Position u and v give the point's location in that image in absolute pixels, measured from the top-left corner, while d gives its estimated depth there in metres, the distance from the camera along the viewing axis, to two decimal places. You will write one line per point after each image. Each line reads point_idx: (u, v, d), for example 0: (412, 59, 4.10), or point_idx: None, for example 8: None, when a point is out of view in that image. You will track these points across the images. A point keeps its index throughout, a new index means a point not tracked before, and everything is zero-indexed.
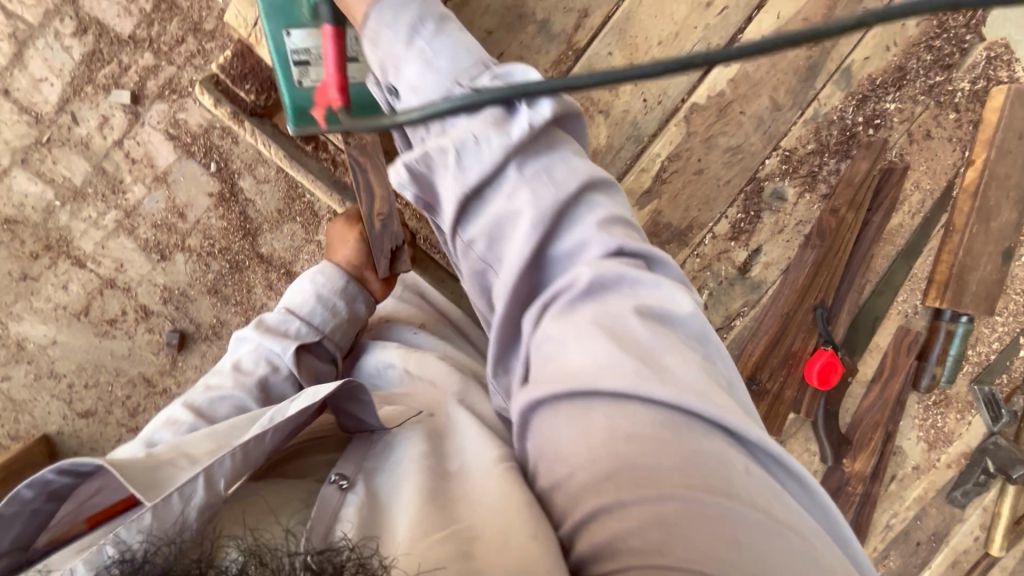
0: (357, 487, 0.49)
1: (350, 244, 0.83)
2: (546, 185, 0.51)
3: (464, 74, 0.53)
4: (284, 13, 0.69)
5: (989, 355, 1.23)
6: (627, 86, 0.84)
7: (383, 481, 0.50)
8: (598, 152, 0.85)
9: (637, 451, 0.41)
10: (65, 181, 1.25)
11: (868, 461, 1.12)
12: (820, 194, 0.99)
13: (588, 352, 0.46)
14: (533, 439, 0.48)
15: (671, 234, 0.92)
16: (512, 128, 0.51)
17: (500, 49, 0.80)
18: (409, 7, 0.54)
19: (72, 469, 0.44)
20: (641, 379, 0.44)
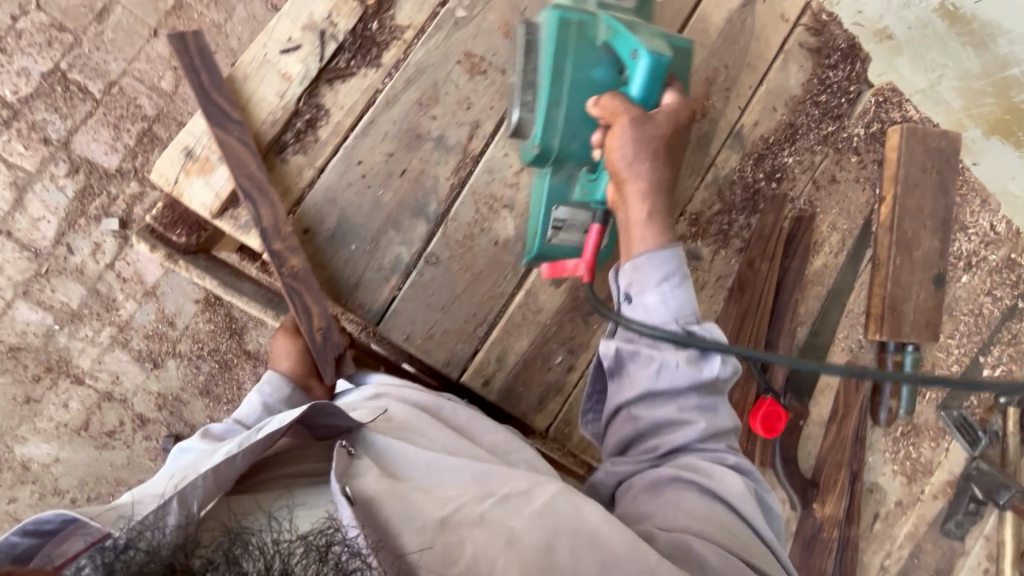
0: (362, 457, 0.63)
1: (293, 354, 0.84)
2: (713, 415, 0.72)
3: (684, 317, 0.74)
4: (557, 194, 0.84)
5: (950, 379, 1.22)
6: (526, 179, 0.92)
7: (389, 456, 0.65)
8: (509, 242, 0.92)
9: (733, 523, 0.65)
10: (61, 305, 1.31)
11: (839, 503, 1.10)
12: (735, 248, 1.05)
13: (729, 478, 0.67)
14: (660, 496, 0.67)
15: (592, 306, 0.96)
16: (703, 367, 0.72)
17: (402, 167, 0.86)
18: (666, 260, 0.74)
19: (39, 528, 0.52)
20: (737, 494, 0.66)
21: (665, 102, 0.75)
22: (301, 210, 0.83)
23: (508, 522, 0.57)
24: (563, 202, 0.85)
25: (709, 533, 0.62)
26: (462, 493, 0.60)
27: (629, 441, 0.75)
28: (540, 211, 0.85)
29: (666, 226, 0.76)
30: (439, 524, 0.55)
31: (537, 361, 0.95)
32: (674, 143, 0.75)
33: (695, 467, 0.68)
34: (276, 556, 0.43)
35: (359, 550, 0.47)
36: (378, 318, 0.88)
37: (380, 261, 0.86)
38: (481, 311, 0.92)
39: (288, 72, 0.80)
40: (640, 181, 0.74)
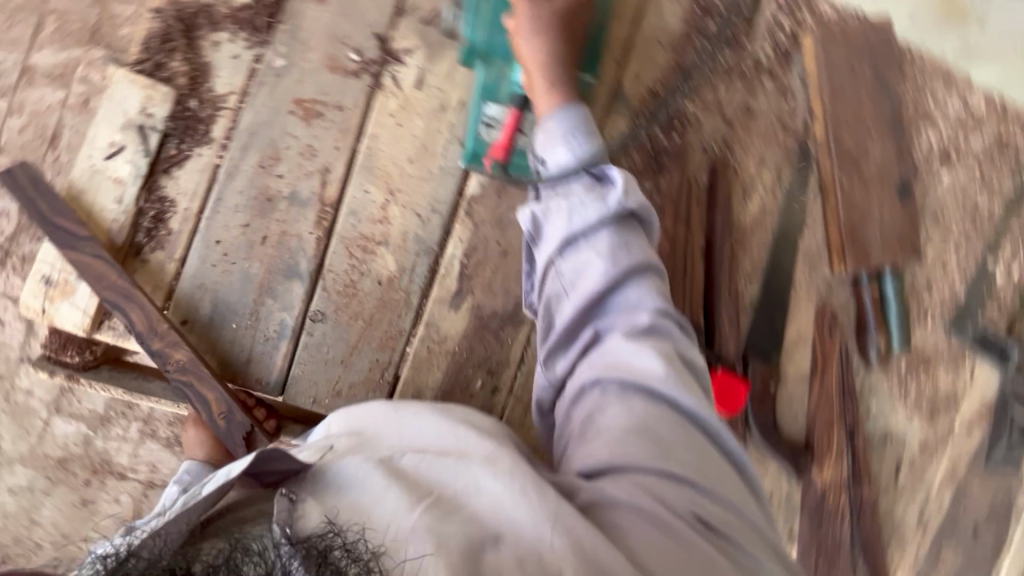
0: (307, 501, 0.47)
1: (202, 445, 0.82)
2: (628, 260, 0.67)
3: (592, 162, 0.73)
4: (487, 90, 0.82)
5: (955, 294, 1.05)
6: (395, 210, 0.88)
7: (334, 480, 0.49)
8: (393, 280, 0.88)
9: (661, 430, 0.59)
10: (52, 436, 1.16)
11: (840, 465, 0.97)
12: None
13: (649, 362, 0.62)
14: (582, 407, 0.64)
15: (499, 320, 0.91)
16: (608, 198, 0.69)
17: (262, 235, 0.84)
18: (567, 113, 0.75)
19: None
20: (664, 384, 0.61)
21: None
22: (175, 302, 0.83)
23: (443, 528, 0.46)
24: (493, 100, 0.82)
25: (626, 449, 0.57)
26: (394, 503, 0.47)
27: (551, 303, 0.70)
28: (471, 107, 0.83)
29: (565, 92, 0.77)
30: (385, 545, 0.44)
31: (456, 391, 0.91)
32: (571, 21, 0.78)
33: (616, 351, 0.64)
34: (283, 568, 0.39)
35: (360, 554, 0.42)
36: (281, 389, 0.87)
37: (265, 331, 0.85)
38: (384, 355, 0.88)
39: (118, 176, 0.80)
40: (544, 55, 0.76)
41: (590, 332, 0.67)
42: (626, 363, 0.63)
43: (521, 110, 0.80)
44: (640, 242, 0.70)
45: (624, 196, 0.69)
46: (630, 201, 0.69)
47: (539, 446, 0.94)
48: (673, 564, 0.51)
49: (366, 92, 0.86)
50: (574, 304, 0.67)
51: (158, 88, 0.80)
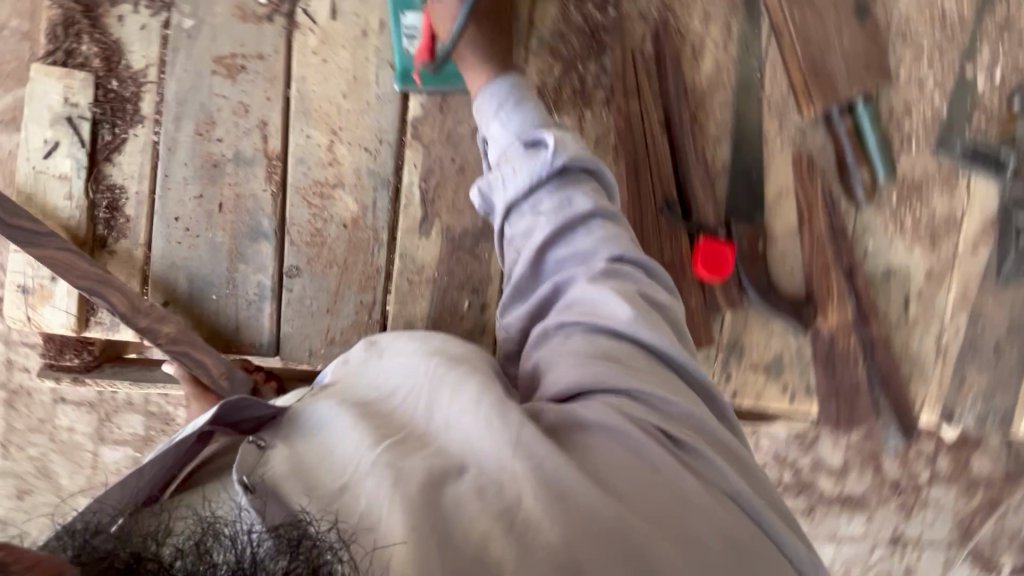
0: (276, 446, 0.50)
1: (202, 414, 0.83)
2: (568, 206, 0.66)
3: (527, 125, 0.71)
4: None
5: (937, 111, 1.00)
6: (342, 150, 0.86)
7: (309, 422, 0.52)
8: (358, 220, 0.88)
9: (630, 366, 0.56)
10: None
11: (843, 308, 0.97)
12: (601, 100, 0.91)
13: (609, 303, 0.60)
14: (542, 351, 0.61)
15: (472, 237, 0.90)
16: (540, 151, 0.68)
17: (218, 202, 0.84)
18: (498, 90, 0.74)
19: None
20: (625, 321, 0.59)
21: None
22: (152, 286, 0.85)
23: (398, 464, 0.45)
24: (410, 9, 0.82)
25: (591, 379, 0.55)
26: (357, 442, 0.47)
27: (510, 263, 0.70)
28: (391, 20, 0.82)
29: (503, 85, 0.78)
30: (335, 491, 0.44)
31: (446, 315, 0.91)
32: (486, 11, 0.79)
33: (574, 298, 0.62)
34: (251, 552, 0.35)
35: (334, 544, 0.37)
36: (276, 348, 0.88)
37: (246, 296, 0.86)
38: (368, 296, 0.89)
39: (62, 172, 0.80)
40: None
41: (550, 284, 0.65)
42: (587, 306, 0.61)
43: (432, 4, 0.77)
44: (593, 191, 0.67)
45: (559, 151, 0.67)
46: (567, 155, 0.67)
47: None
48: (640, 488, 0.48)
49: (283, 34, 0.84)
50: (523, 264, 0.66)
51: (75, 76, 0.79)
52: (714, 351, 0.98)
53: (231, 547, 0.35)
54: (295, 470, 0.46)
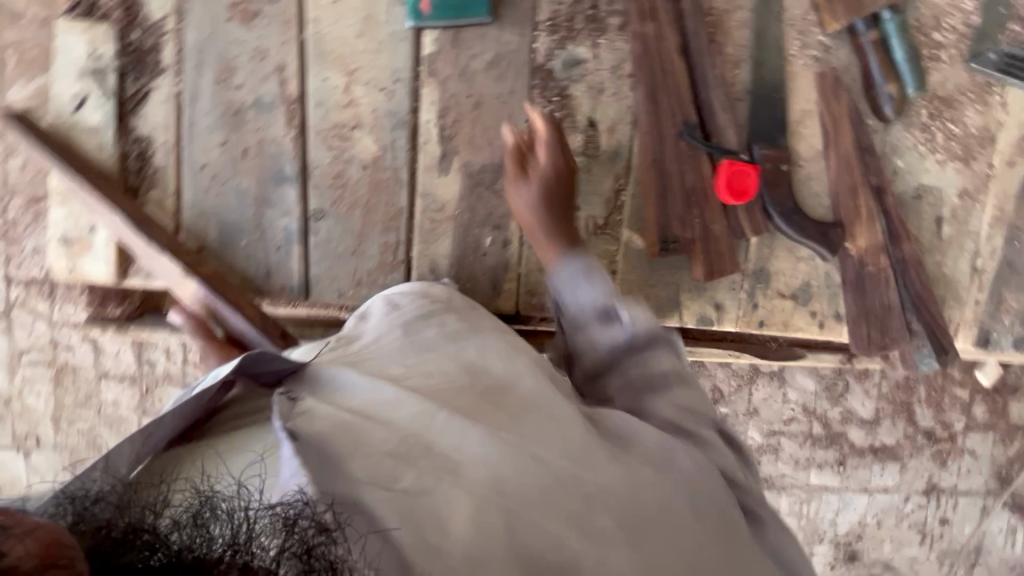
0: (306, 397, 0.52)
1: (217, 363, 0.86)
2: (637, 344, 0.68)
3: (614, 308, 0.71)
4: None
5: (969, 19, 0.95)
6: (359, 91, 0.87)
7: (332, 381, 0.55)
8: (378, 160, 0.89)
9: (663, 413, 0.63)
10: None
11: (873, 229, 0.95)
12: (616, 27, 0.90)
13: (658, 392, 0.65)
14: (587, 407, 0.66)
15: (491, 173, 0.90)
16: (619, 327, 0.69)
17: (242, 148, 0.86)
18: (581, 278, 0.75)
19: None
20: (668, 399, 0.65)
21: (538, 163, 0.86)
22: (184, 234, 0.87)
23: (456, 451, 0.48)
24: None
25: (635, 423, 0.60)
26: (407, 421, 0.50)
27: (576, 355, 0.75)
28: None
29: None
30: (389, 458, 0.46)
31: (469, 253, 0.92)
32: (554, 192, 0.84)
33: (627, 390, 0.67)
34: (238, 538, 0.38)
35: (327, 527, 0.40)
36: (305, 292, 0.91)
37: (274, 240, 0.89)
38: (392, 236, 0.90)
39: (93, 124, 0.84)
40: None
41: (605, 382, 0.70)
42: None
43: None
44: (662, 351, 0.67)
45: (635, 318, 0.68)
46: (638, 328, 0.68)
47: None
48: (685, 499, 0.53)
49: None
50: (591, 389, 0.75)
51: (98, 28, 0.82)
52: (739, 280, 0.98)
53: (226, 524, 0.38)
54: (343, 431, 0.48)
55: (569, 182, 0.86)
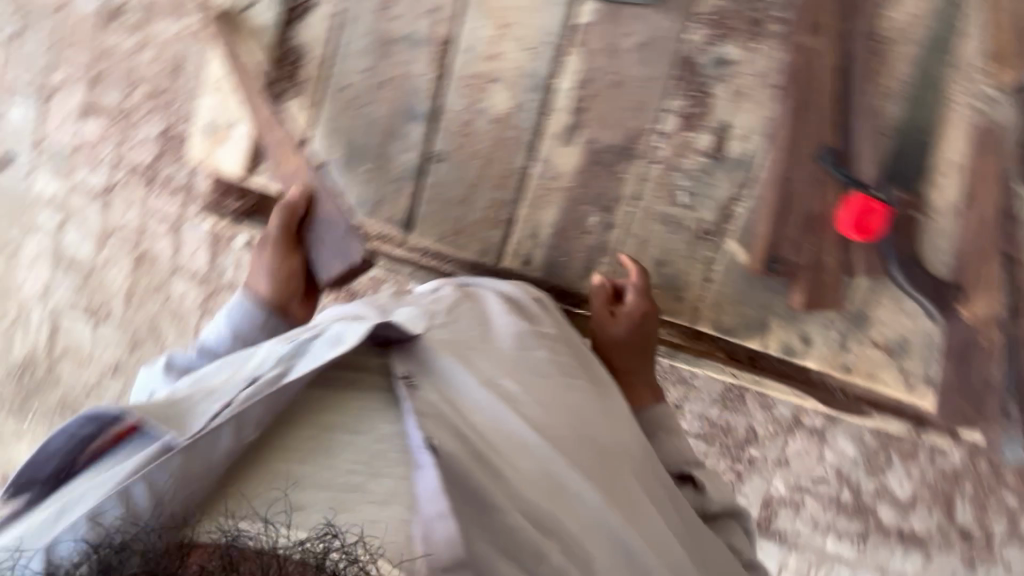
0: (426, 389, 0.64)
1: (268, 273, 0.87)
2: None
3: None
4: None
5: None
6: (506, 45, 0.89)
7: (459, 391, 0.65)
8: (507, 117, 0.90)
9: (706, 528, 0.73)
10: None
11: (992, 299, 0.90)
12: (774, 35, 0.88)
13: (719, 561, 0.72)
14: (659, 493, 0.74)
15: (613, 154, 0.91)
16: None
17: (385, 77, 0.89)
18: None
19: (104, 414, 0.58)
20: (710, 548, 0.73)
21: (624, 305, 0.89)
22: (312, 146, 0.92)
23: (583, 541, 0.59)
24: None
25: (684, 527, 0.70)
26: (534, 480, 0.60)
27: None
28: None
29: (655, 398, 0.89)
30: (528, 524, 0.56)
31: (571, 228, 0.93)
32: (637, 343, 0.88)
33: None
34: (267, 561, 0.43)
35: (359, 557, 0.46)
36: (408, 227, 0.93)
37: (391, 172, 0.91)
38: (502, 194, 0.92)
39: (260, 28, 0.90)
40: None
41: None
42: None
43: None
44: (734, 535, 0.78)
45: None
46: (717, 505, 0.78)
47: (654, 283, 0.95)
48: None
49: None
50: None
51: None
52: (834, 318, 0.94)
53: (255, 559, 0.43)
54: (480, 464, 0.58)
55: (650, 326, 0.89)
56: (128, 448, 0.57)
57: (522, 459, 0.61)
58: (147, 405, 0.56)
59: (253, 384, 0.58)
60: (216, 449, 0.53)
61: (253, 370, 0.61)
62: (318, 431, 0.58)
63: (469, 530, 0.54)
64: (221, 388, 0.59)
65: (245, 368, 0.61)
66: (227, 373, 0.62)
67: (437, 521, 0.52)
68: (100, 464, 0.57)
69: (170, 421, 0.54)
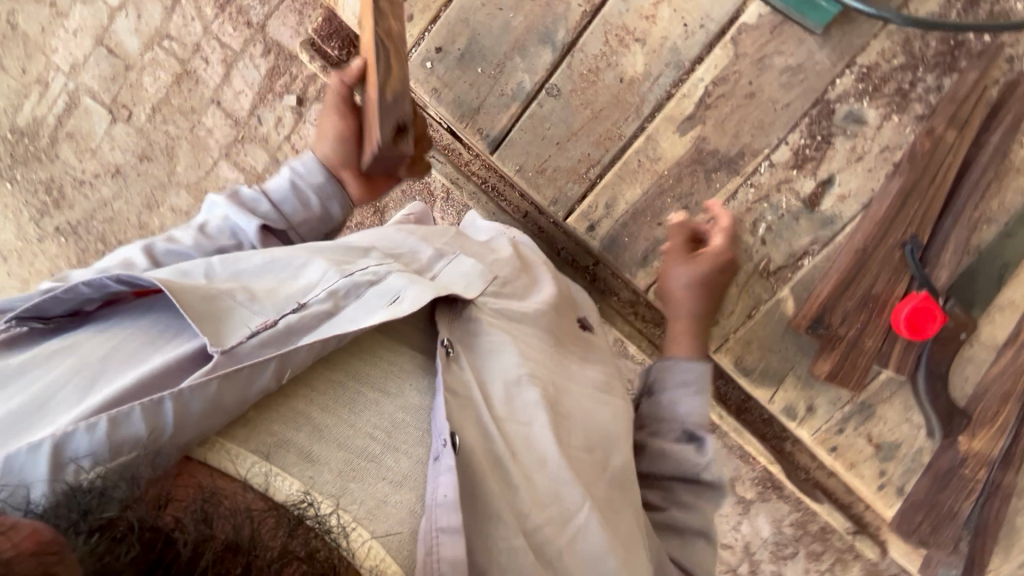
0: (461, 358, 0.58)
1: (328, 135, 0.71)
2: None
3: None
4: None
5: None
6: (664, 12, 0.85)
7: (490, 371, 0.59)
8: (635, 81, 0.87)
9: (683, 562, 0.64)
10: (251, 169, 1.42)
11: (996, 441, 0.91)
12: (914, 115, 0.85)
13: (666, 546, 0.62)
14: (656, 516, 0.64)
15: (717, 161, 0.88)
16: None
17: None
18: None
19: (131, 280, 0.49)
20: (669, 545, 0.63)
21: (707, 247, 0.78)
22: (438, 27, 0.89)
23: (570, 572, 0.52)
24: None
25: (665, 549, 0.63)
26: (539, 494, 0.53)
27: None
28: None
29: (699, 352, 0.74)
30: (521, 538, 0.50)
31: (648, 214, 0.91)
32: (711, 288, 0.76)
33: None
34: (241, 530, 0.37)
35: (331, 529, 0.43)
36: (496, 146, 0.92)
37: (503, 87, 0.89)
38: (597, 153, 0.90)
39: None
40: None
41: None
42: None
43: None
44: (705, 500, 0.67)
45: None
46: (711, 472, 0.66)
47: None
48: None
49: None
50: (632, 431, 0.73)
51: None
52: (845, 399, 0.96)
53: (229, 521, 0.37)
54: (494, 466, 0.53)
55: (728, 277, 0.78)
56: (161, 326, 0.49)
57: (537, 473, 0.54)
58: (182, 294, 0.48)
59: (298, 312, 0.51)
60: (254, 383, 0.47)
61: (300, 292, 0.53)
62: (347, 379, 0.52)
63: (469, 542, 0.49)
64: (266, 301, 0.51)
65: (292, 288, 0.54)
66: (273, 283, 0.55)
67: (446, 533, 0.46)
68: (120, 326, 0.50)
69: (207, 326, 0.47)
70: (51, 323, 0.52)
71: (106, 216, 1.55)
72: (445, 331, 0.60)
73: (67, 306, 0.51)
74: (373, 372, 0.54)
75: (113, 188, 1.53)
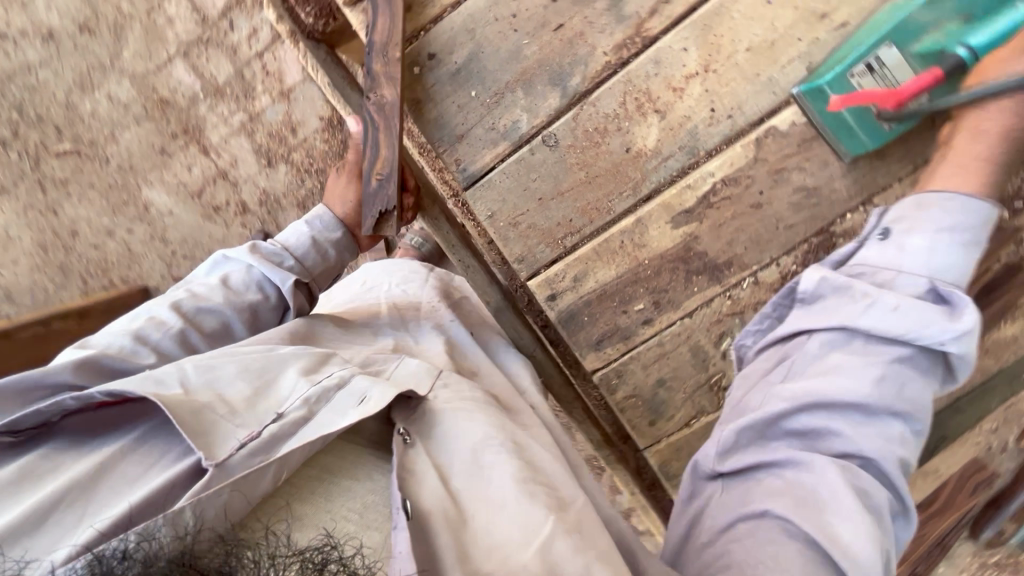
0: (418, 446, 0.55)
1: (343, 198, 0.84)
2: None
3: None
4: (904, 29, 0.66)
5: None
6: (695, 89, 0.74)
7: (441, 431, 0.56)
8: (641, 155, 0.77)
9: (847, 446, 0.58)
10: (211, 78, 1.27)
11: None
12: None
13: (835, 408, 0.59)
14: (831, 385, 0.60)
15: (702, 265, 0.81)
16: None
17: (559, 22, 0.73)
18: None
19: (116, 393, 0.50)
20: (836, 423, 0.59)
21: None
22: (438, 32, 0.76)
23: None
24: (897, 45, 0.66)
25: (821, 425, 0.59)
26: (505, 527, 0.49)
27: None
28: (871, 36, 0.66)
29: (975, 183, 0.66)
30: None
31: (615, 300, 0.83)
32: None
33: None
34: None
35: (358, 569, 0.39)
36: (471, 183, 0.80)
37: (495, 121, 0.77)
38: (579, 220, 0.80)
39: None
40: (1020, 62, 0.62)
41: None
42: (794, 403, 0.60)
43: (942, 76, 0.65)
44: (920, 382, 0.61)
45: None
46: (959, 345, 0.60)
47: (641, 395, 0.88)
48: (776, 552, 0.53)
49: None
50: (844, 278, 0.66)
51: None
52: None
53: None
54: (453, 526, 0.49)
55: None
56: (153, 444, 0.50)
57: (496, 517, 0.49)
58: (176, 409, 0.48)
59: (278, 420, 0.50)
60: (257, 487, 0.46)
61: (276, 401, 0.53)
62: (321, 470, 0.50)
63: None
64: (247, 412, 0.51)
65: (270, 397, 0.53)
66: (249, 391, 0.53)
67: None
68: (112, 445, 0.50)
69: (201, 440, 0.47)
70: (22, 435, 0.51)
71: (26, 83, 1.34)
72: (398, 413, 0.58)
73: (40, 417, 0.51)
74: (341, 456, 0.52)
75: (42, 53, 1.32)
